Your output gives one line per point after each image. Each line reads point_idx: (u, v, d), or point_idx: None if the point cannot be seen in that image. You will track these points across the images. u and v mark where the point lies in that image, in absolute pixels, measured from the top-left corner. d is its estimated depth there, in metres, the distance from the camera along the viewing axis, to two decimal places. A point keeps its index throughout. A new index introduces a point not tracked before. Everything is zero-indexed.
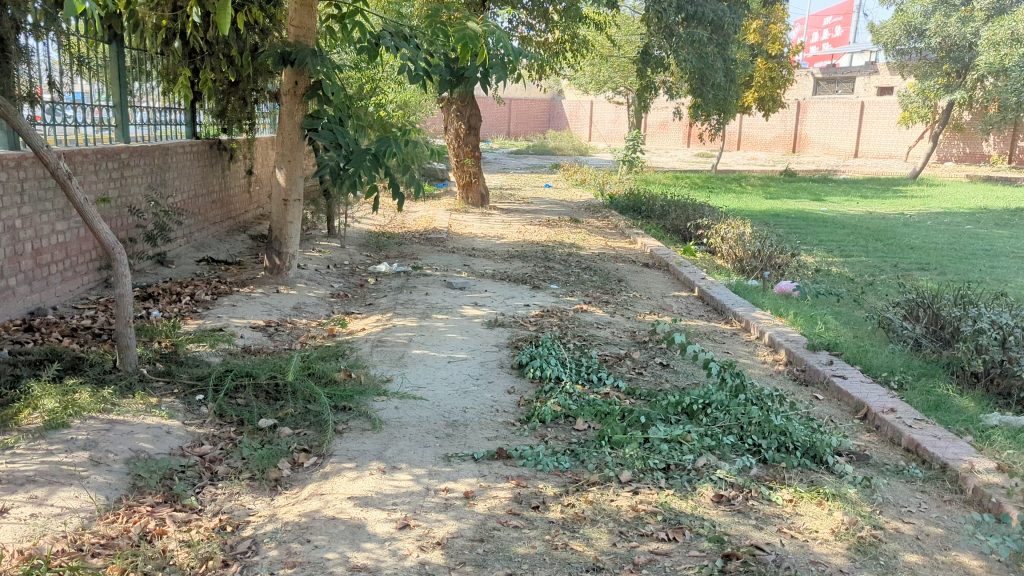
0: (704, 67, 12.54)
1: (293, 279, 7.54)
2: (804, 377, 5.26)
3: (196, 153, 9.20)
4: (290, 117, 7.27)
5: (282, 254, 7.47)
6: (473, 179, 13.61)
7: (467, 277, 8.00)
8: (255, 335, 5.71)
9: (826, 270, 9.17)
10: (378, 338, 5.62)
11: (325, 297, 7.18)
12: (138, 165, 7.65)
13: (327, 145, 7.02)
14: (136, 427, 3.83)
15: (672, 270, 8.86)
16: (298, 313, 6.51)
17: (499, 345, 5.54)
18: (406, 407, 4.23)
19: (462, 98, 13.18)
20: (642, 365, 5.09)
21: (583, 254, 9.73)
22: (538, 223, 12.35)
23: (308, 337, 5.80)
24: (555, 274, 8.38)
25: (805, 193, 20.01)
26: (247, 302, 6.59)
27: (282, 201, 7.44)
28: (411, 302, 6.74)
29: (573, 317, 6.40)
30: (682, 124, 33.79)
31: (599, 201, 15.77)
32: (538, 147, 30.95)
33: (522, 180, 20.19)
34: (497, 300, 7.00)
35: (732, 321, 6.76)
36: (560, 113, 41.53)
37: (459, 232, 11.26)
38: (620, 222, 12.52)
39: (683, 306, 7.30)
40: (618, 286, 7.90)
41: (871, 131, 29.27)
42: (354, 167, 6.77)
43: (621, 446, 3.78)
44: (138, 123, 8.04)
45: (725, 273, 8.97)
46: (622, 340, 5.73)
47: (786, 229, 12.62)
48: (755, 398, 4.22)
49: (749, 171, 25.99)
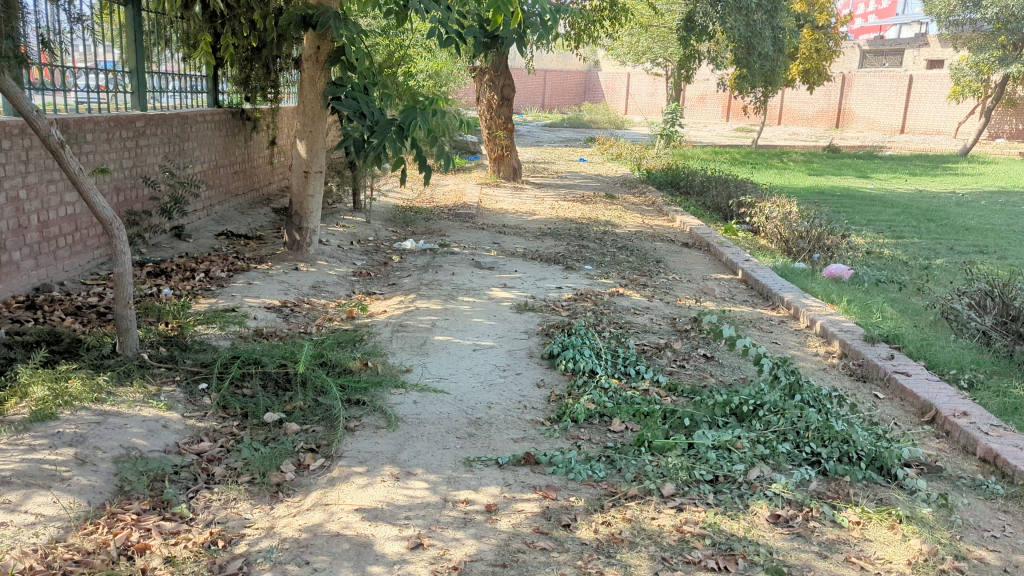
0: (752, 34, 12.09)
1: (314, 255, 7.21)
2: (862, 373, 4.79)
3: (216, 123, 8.91)
4: (312, 84, 6.89)
5: (302, 229, 7.12)
6: (505, 152, 13.17)
7: (497, 256, 7.60)
8: (270, 317, 5.38)
9: (879, 252, 8.63)
10: (400, 322, 5.26)
11: (346, 275, 6.83)
12: (154, 134, 7.38)
13: (350, 115, 6.65)
14: (130, 420, 3.50)
15: (712, 251, 8.40)
16: (317, 294, 6.17)
17: (529, 332, 5.15)
18: (425, 402, 3.86)
19: (496, 67, 12.73)
20: (684, 357, 4.67)
21: (619, 232, 9.29)
22: (572, 199, 11.90)
23: (325, 319, 5.46)
24: (589, 253, 7.96)
25: (850, 170, 19.29)
26: (264, 282, 6.27)
27: (303, 173, 7.09)
28: (437, 283, 6.37)
29: (608, 301, 5.99)
30: (721, 97, 32.99)
31: (635, 176, 15.27)
32: (573, 120, 30.37)
33: (556, 154, 19.74)
34: (527, 281, 6.60)
35: (779, 308, 6.29)
36: (596, 85, 40.77)
37: (490, 208, 10.85)
38: (657, 198, 12.03)
39: (725, 290, 6.85)
40: (657, 267, 7.45)
41: (919, 106, 28.21)
42: (379, 140, 6.40)
43: (662, 452, 3.38)
44: (157, 91, 7.83)
45: (770, 254, 8.48)
46: (662, 328, 5.31)
47: (833, 207, 12.05)
48: (812, 398, 3.76)
49: (790, 146, 25.21)
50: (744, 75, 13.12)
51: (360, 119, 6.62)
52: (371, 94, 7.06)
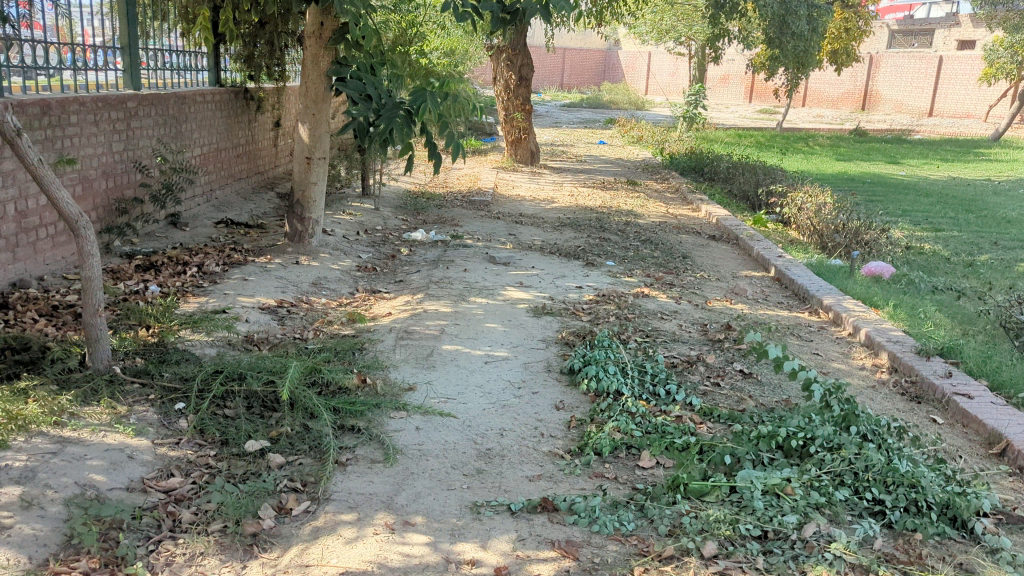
0: (786, 12, 11.70)
1: (316, 247, 6.76)
2: (915, 392, 4.26)
3: (216, 103, 8.48)
4: (316, 64, 6.41)
5: (304, 219, 6.68)
6: (523, 135, 12.65)
7: (513, 250, 7.12)
8: (263, 320, 4.94)
9: (919, 247, 8.09)
10: (404, 328, 4.81)
11: (350, 270, 6.39)
12: (148, 116, 6.97)
13: (355, 97, 6.16)
14: (92, 450, 3.08)
15: (741, 244, 7.90)
16: (317, 292, 5.73)
17: (546, 341, 4.68)
18: (429, 429, 3.41)
19: (513, 45, 12.20)
20: (718, 373, 4.19)
21: (642, 223, 8.78)
22: (592, 185, 11.38)
23: (323, 323, 5.02)
24: (611, 247, 7.47)
25: (879, 155, 18.62)
26: (260, 278, 5.84)
27: (305, 159, 6.61)
28: (446, 281, 5.91)
29: (632, 304, 5.51)
30: (744, 78, 32.27)
31: (657, 161, 14.73)
32: (592, 100, 29.75)
33: (575, 136, 19.24)
34: (545, 279, 6.13)
35: (818, 312, 5.78)
36: (616, 65, 40.02)
37: (505, 194, 10.36)
38: (681, 185, 11.50)
39: (758, 290, 6.36)
40: (684, 264, 6.95)
41: (949, 87, 27.35)
42: (386, 124, 5.95)
43: (700, 497, 2.90)
44: (153, 68, 7.41)
45: (804, 249, 7.96)
46: (692, 337, 4.83)
47: (866, 195, 11.49)
48: (871, 431, 3.25)
49: (816, 129, 24.48)
50: (774, 57, 12.52)
51: (365, 102, 6.14)
52: (379, 74, 6.58)
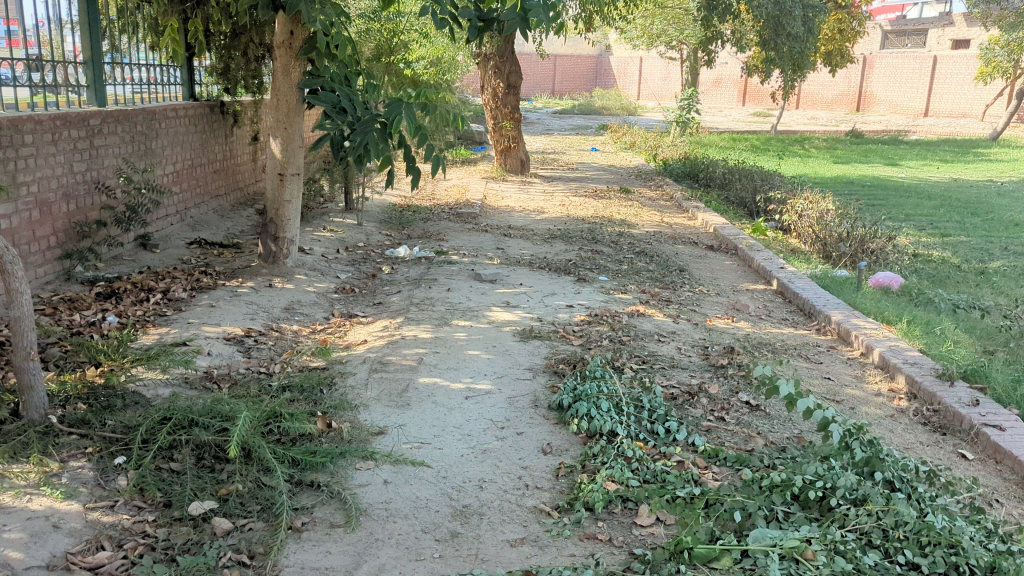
0: (781, 13, 11.35)
1: (292, 268, 6.38)
2: (939, 422, 3.89)
3: (189, 118, 8.11)
4: (286, 75, 6.04)
5: (278, 239, 6.30)
6: (512, 143, 12.29)
7: (500, 266, 6.75)
8: (227, 352, 4.55)
9: (926, 254, 7.73)
10: (379, 358, 4.44)
11: (327, 292, 6.00)
12: (114, 133, 6.59)
13: (328, 110, 5.79)
14: (10, 520, 2.69)
15: (741, 255, 7.54)
16: (289, 318, 5.35)
17: (533, 369, 4.30)
18: (400, 482, 3.03)
19: (501, 51, 11.84)
20: (722, 406, 3.81)
21: (636, 233, 8.42)
22: (584, 194, 11.02)
23: (293, 354, 4.64)
24: (604, 261, 7.10)
25: (876, 157, 18.30)
26: (229, 304, 5.45)
27: (277, 175, 6.22)
28: (428, 303, 5.53)
29: (627, 325, 5.14)
30: (737, 81, 32.01)
31: (650, 167, 14.37)
32: (584, 107, 29.41)
33: (566, 143, 18.90)
34: (534, 298, 5.76)
35: (826, 329, 5.40)
36: (607, 70, 39.74)
37: (493, 206, 10.00)
38: (676, 192, 11.14)
39: (760, 305, 5.99)
40: (681, 277, 6.58)
41: (945, 87, 27.08)
42: (360, 138, 5.60)
43: (708, 564, 2.51)
44: (120, 83, 7.04)
45: (806, 258, 7.59)
46: (692, 362, 4.46)
47: (867, 199, 11.14)
48: (898, 478, 2.87)
49: (810, 131, 24.18)
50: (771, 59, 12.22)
51: (338, 115, 5.78)
52: (354, 85, 6.21)
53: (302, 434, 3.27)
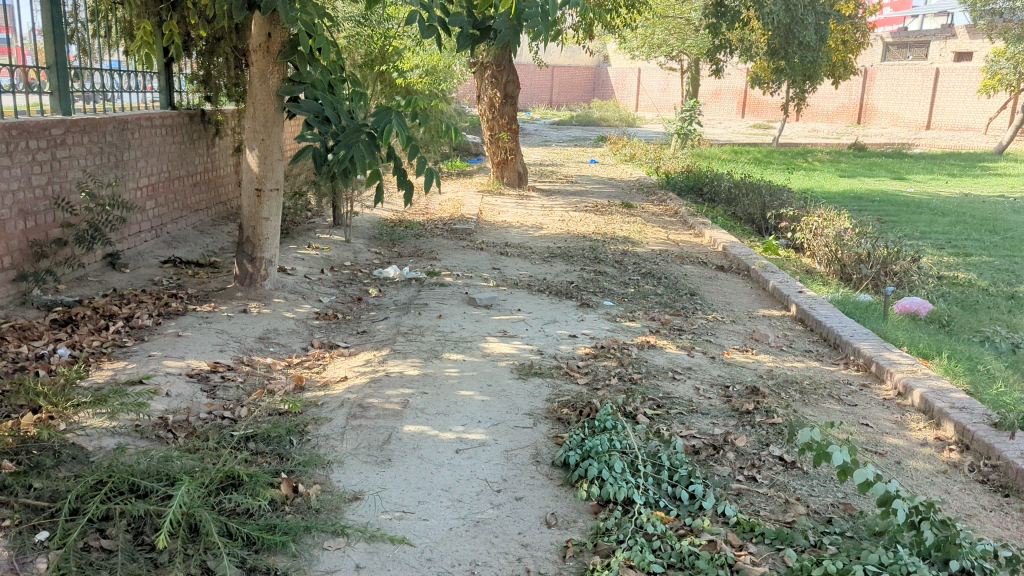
0: (791, 21, 10.90)
1: (270, 291, 5.87)
2: (1000, 482, 3.40)
3: (166, 127, 7.62)
4: (263, 81, 5.54)
5: (255, 260, 5.79)
6: (510, 155, 11.82)
7: (497, 289, 6.25)
8: (189, 393, 4.03)
9: (951, 277, 7.24)
10: (360, 401, 3.93)
11: (307, 318, 5.49)
12: (79, 144, 6.10)
13: (310, 119, 5.27)
14: None
15: (754, 277, 7.07)
16: (263, 349, 4.83)
17: (534, 416, 3.79)
18: (376, 568, 2.53)
19: (499, 60, 11.37)
20: (752, 464, 3.31)
21: (641, 252, 7.94)
22: (584, 209, 10.52)
23: (263, 394, 4.13)
24: (608, 282, 6.61)
25: (881, 171, 17.84)
26: (197, 333, 4.93)
27: (254, 190, 5.71)
28: (417, 331, 5.03)
29: (637, 359, 4.64)
30: (736, 93, 31.67)
31: (652, 180, 13.89)
32: (582, 118, 28.96)
33: (565, 154, 18.45)
34: (533, 326, 5.26)
35: (855, 364, 4.90)
36: (605, 81, 39.37)
37: (489, 222, 9.50)
38: (680, 207, 10.66)
39: (780, 335, 5.51)
40: (692, 302, 6.09)
41: (947, 100, 26.71)
42: (345, 151, 5.13)
43: None
44: (90, 90, 6.55)
45: (824, 281, 7.11)
46: (713, 406, 3.95)
47: (879, 216, 10.68)
48: (978, 569, 2.37)
49: (812, 144, 23.79)
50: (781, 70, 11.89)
51: (322, 125, 5.28)
52: (339, 92, 5.71)
53: (254, 507, 2.73)
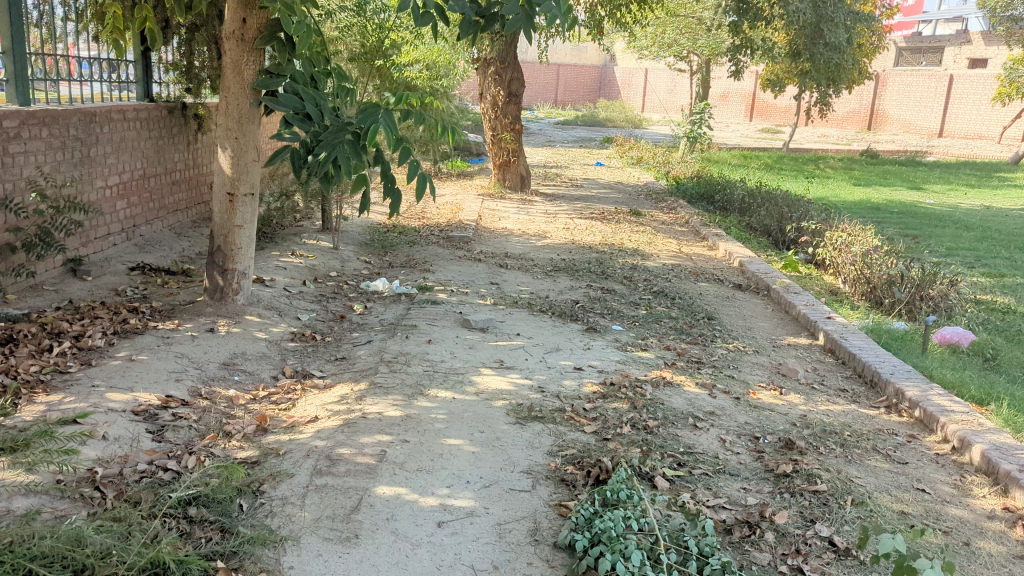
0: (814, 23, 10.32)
1: (243, 306, 5.28)
2: None
3: (141, 121, 7.02)
4: (238, 72, 4.93)
5: (226, 271, 5.18)
6: (512, 157, 11.23)
7: (495, 308, 5.67)
8: (131, 435, 3.44)
9: (989, 301, 6.66)
10: (329, 450, 3.35)
11: (282, 339, 4.90)
12: (36, 138, 5.52)
13: (289, 116, 4.69)
14: None
15: (775, 298, 6.49)
16: (226, 377, 4.23)
17: (533, 476, 3.21)
18: None
19: (503, 56, 10.77)
20: (796, 550, 2.74)
21: (651, 266, 7.36)
22: (590, 216, 9.94)
23: (219, 437, 3.54)
24: (617, 302, 6.03)
25: (897, 179, 17.24)
26: (153, 356, 4.34)
27: (226, 194, 5.10)
28: (403, 360, 4.45)
29: (653, 401, 4.05)
30: (745, 95, 31.06)
31: (661, 186, 13.30)
32: (587, 119, 28.31)
33: (570, 156, 17.86)
34: (535, 356, 4.67)
35: (899, 409, 4.33)
36: (611, 81, 38.74)
37: (489, 229, 8.92)
38: (692, 217, 10.08)
39: (811, 371, 4.92)
40: (711, 328, 5.50)
41: (961, 107, 26.10)
42: (328, 152, 4.55)
43: None
44: (52, 79, 5.96)
45: (852, 304, 6.53)
46: (744, 467, 3.37)
47: (902, 229, 10.09)
48: None
49: (823, 149, 23.17)
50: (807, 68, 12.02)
51: (302, 123, 4.70)
52: (322, 86, 5.11)
53: None
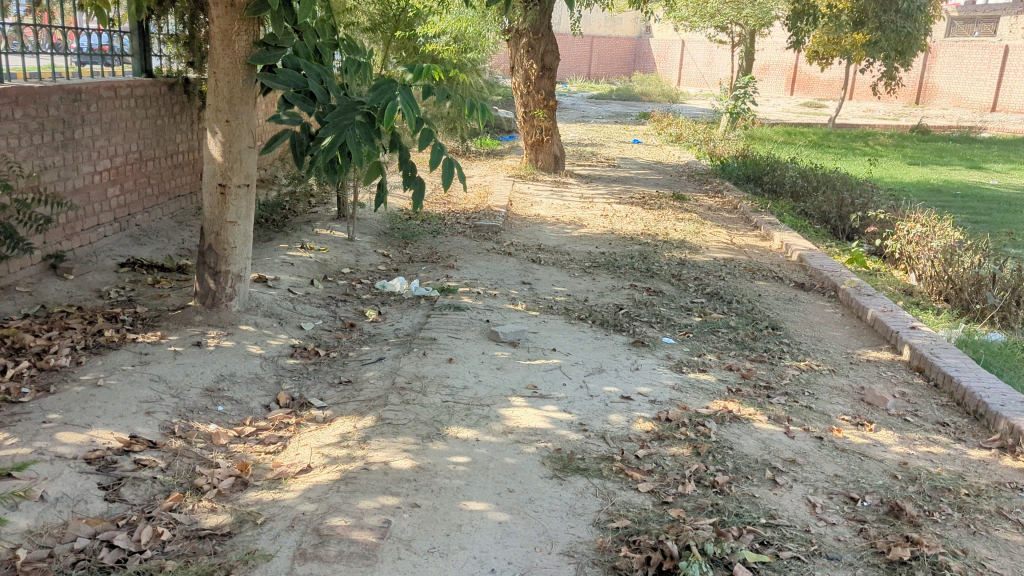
0: None
1: (237, 313, 4.61)
2: None
3: (136, 98, 6.35)
4: (228, 45, 4.21)
5: (218, 274, 4.51)
6: (545, 136, 10.45)
7: (527, 315, 4.95)
8: (77, 493, 2.79)
9: None
10: (318, 518, 2.67)
11: (279, 356, 4.23)
12: (7, 120, 4.89)
13: (288, 96, 3.96)
14: None
15: (847, 301, 5.70)
16: (208, 409, 3.57)
17: (577, 561, 2.51)
18: None
19: (536, 26, 9.96)
20: None
21: (701, 262, 6.60)
22: (629, 201, 9.16)
23: (187, 494, 2.87)
24: (665, 306, 5.28)
25: (954, 157, 16.18)
26: (124, 381, 3.69)
27: (217, 186, 4.40)
28: (417, 386, 3.75)
29: (720, 445, 3.32)
30: (786, 68, 29.85)
31: (703, 165, 12.46)
32: (622, 92, 27.36)
33: (605, 133, 17.05)
34: (575, 379, 3.95)
35: (1018, 452, 3.56)
36: (645, 53, 37.53)
37: (520, 216, 8.20)
38: (740, 201, 9.27)
39: (901, 397, 4.14)
40: (776, 341, 4.74)
41: (1016, 79, 24.73)
42: (334, 136, 3.73)
43: None
44: (31, 52, 5.30)
45: (934, 311, 5.72)
46: (843, 550, 2.65)
47: (974, 216, 9.20)
48: None
49: (871, 125, 22.05)
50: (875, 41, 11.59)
51: (303, 103, 3.94)
52: (328, 60, 4.34)
53: None
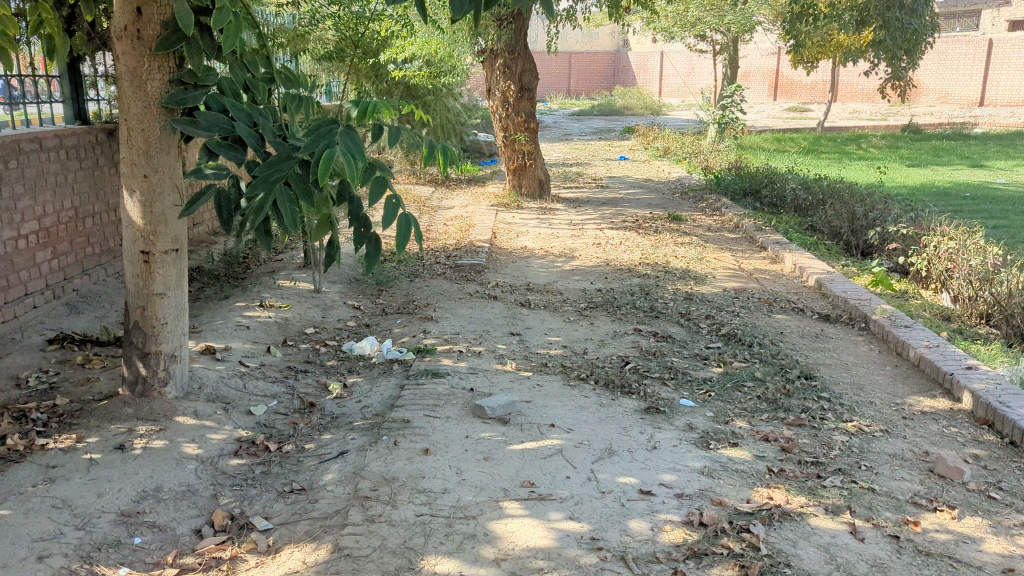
0: None
1: (174, 400, 3.85)
2: None
3: (66, 148, 5.62)
4: (139, 85, 3.49)
5: (148, 357, 3.77)
6: (527, 160, 9.77)
7: (519, 380, 4.21)
8: None
9: None
10: None
11: (221, 455, 3.48)
12: None
13: (211, 144, 3.24)
14: None
15: (882, 335, 4.99)
16: (121, 544, 2.82)
17: None
18: None
19: (511, 45, 9.28)
20: None
21: (710, 295, 5.89)
22: (622, 226, 8.47)
23: None
24: (677, 356, 4.55)
25: (953, 156, 15.59)
26: (18, 511, 2.95)
27: (139, 254, 3.66)
28: (386, 494, 3.00)
29: (776, 561, 2.59)
30: (768, 73, 29.36)
31: (695, 180, 11.80)
32: (604, 107, 26.81)
33: (589, 151, 16.40)
34: (583, 469, 3.21)
35: None
36: (625, 65, 37.02)
37: (505, 250, 7.49)
38: (741, 219, 8.59)
39: (979, 465, 3.41)
40: (814, 396, 4.01)
41: (1003, 73, 24.27)
42: (264, 194, 3.01)
43: None
44: None
45: (982, 342, 5.00)
46: None
47: (993, 221, 8.51)
48: None
49: (861, 127, 21.51)
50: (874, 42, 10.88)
51: (230, 151, 3.24)
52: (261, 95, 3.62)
53: None
